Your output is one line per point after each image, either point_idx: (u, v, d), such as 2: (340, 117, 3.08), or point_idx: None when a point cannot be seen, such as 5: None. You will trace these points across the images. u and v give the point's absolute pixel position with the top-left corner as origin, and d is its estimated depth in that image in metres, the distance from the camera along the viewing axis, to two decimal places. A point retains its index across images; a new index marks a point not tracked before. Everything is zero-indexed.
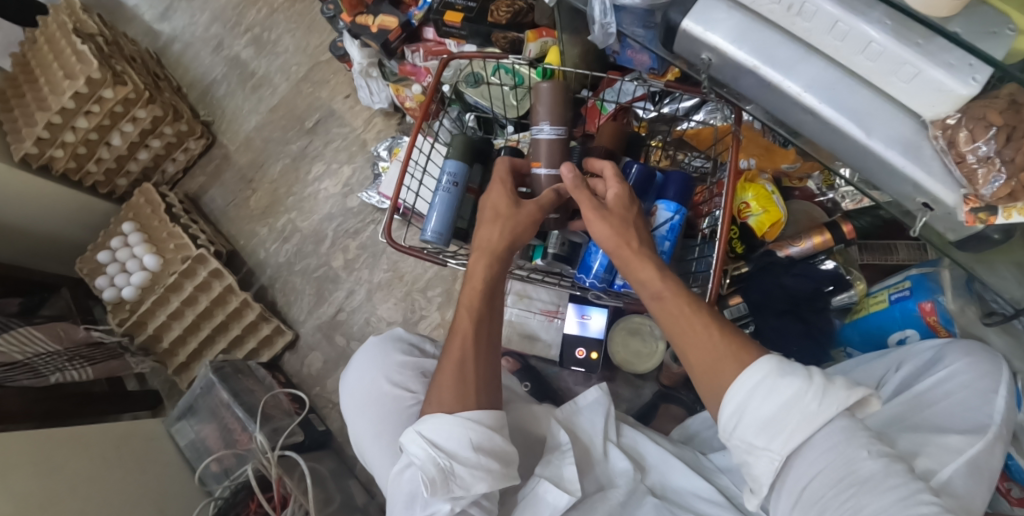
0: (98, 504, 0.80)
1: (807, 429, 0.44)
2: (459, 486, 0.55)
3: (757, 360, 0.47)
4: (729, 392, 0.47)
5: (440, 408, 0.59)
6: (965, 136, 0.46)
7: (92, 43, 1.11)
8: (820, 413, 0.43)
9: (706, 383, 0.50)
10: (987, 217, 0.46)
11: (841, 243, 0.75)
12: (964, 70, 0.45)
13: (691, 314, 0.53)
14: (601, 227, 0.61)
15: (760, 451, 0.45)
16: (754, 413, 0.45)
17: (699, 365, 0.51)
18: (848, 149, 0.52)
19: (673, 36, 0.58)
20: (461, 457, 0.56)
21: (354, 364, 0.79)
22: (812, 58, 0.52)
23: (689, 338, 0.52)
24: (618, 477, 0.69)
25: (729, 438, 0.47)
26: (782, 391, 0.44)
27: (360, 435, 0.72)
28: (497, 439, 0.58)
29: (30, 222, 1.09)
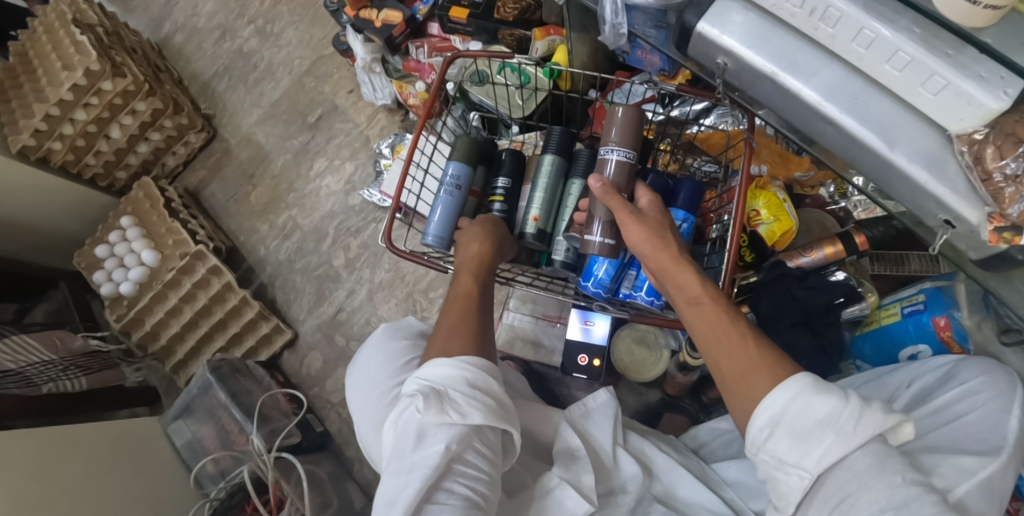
0: (92, 505, 0.79)
1: (842, 448, 0.43)
2: (454, 410, 0.54)
3: (793, 376, 0.46)
4: (760, 406, 0.46)
5: (442, 353, 0.59)
6: (992, 153, 0.43)
7: (91, 34, 1.10)
8: (857, 433, 0.43)
9: (736, 393, 0.49)
10: (1012, 237, 0.44)
11: (853, 255, 0.73)
12: (996, 83, 0.42)
13: (720, 322, 0.52)
14: (634, 230, 0.59)
15: (791, 468, 0.44)
16: (788, 431, 0.44)
17: (730, 373, 0.49)
18: (869, 162, 0.49)
19: (688, 39, 0.56)
20: (456, 386, 0.55)
21: (361, 354, 0.78)
22: (835, 66, 0.49)
23: (720, 346, 0.51)
24: (629, 483, 0.68)
25: (758, 452, 0.46)
26: (818, 409, 0.44)
27: (365, 425, 0.71)
28: (491, 382, 0.58)
29: (27, 216, 1.08)
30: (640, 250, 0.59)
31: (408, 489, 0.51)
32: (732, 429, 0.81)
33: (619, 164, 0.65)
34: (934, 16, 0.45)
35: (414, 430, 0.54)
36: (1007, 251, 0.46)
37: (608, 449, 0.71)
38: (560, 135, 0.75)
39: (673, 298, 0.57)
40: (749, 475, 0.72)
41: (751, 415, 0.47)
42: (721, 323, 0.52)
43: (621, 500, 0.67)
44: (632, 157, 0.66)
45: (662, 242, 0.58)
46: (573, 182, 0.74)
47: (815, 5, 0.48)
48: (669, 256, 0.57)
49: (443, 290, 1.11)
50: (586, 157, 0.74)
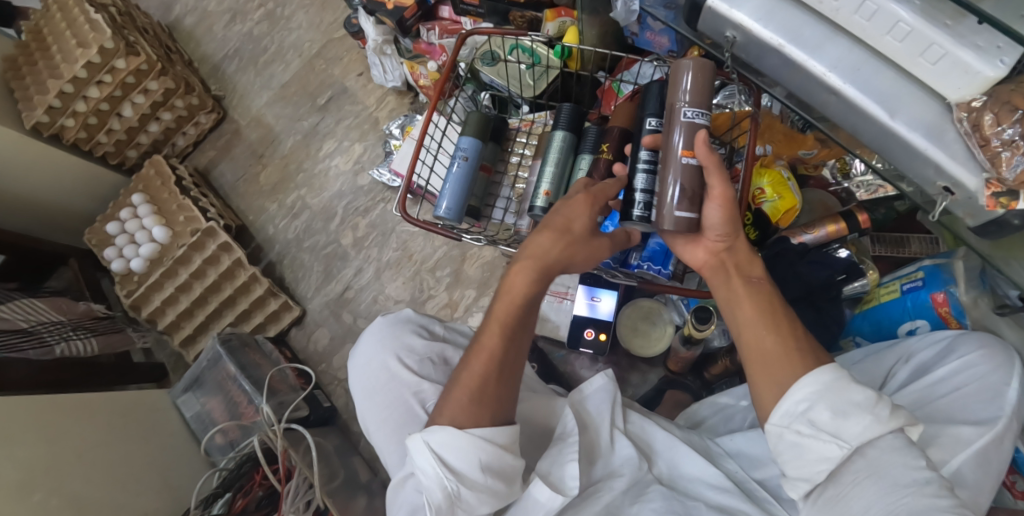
0: (102, 472, 0.80)
1: (877, 429, 0.49)
2: (464, 508, 0.57)
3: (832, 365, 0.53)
4: (800, 383, 0.52)
5: (453, 422, 0.58)
6: (990, 120, 0.45)
7: (105, 13, 1.11)
8: (890, 420, 0.49)
9: (764, 382, 0.55)
10: (1009, 202, 0.46)
11: (855, 233, 0.75)
12: (992, 52, 0.45)
13: (770, 311, 0.58)
14: (715, 209, 0.58)
15: (829, 437, 0.50)
16: (828, 407, 0.50)
17: (771, 353, 0.55)
18: (872, 132, 0.52)
19: (698, 14, 0.58)
20: (469, 478, 0.57)
21: (361, 344, 0.78)
22: (839, 39, 0.51)
23: (763, 334, 0.57)
24: (623, 466, 0.70)
25: (794, 422, 0.52)
26: (858, 393, 0.50)
27: (368, 417, 0.74)
28: (507, 458, 0.58)
29: (39, 192, 1.09)
30: (714, 230, 0.60)
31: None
32: (733, 404, 0.82)
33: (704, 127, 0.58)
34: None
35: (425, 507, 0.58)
36: (1002, 216, 0.48)
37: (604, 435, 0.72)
38: (570, 112, 0.77)
39: (727, 280, 0.61)
40: (750, 446, 0.75)
41: (795, 385, 0.52)
42: (772, 309, 0.58)
43: (616, 483, 0.69)
44: (705, 118, 0.58)
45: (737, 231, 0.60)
46: (582, 158, 0.76)
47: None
48: (738, 245, 0.61)
49: (450, 269, 1.13)
50: (594, 132, 0.76)
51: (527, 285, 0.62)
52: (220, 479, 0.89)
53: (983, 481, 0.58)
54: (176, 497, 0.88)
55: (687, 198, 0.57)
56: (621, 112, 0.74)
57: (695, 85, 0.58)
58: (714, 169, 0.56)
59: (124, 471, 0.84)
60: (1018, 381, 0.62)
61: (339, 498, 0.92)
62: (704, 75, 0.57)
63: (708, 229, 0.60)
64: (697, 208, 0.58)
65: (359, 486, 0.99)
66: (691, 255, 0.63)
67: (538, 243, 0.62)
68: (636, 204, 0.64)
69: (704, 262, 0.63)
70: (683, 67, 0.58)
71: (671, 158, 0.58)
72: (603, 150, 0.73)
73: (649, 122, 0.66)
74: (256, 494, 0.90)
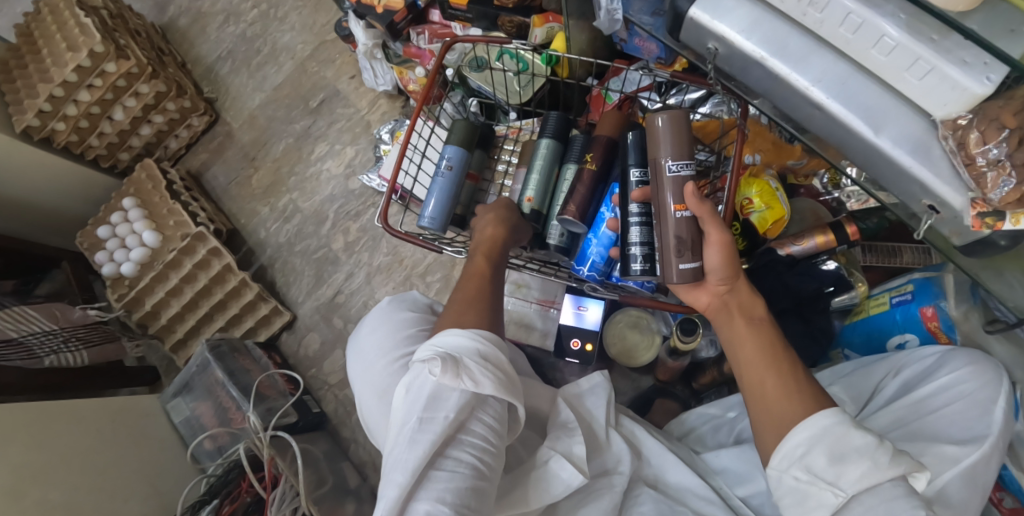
0: (90, 478, 0.80)
1: (876, 475, 0.48)
2: (468, 376, 0.55)
3: (831, 408, 0.52)
4: (800, 425, 0.52)
5: (454, 325, 0.60)
6: (976, 138, 0.43)
7: (95, 16, 1.10)
8: (890, 466, 0.48)
9: (768, 426, 0.55)
10: (994, 222, 0.45)
11: (844, 245, 0.72)
12: (978, 68, 0.42)
13: (772, 351, 0.58)
14: (714, 253, 0.61)
15: (825, 483, 0.49)
16: (826, 451, 0.50)
17: (773, 393, 0.55)
18: (857, 147, 0.49)
19: (680, 24, 0.55)
20: (470, 356, 0.57)
21: (363, 323, 0.78)
22: (823, 51, 0.49)
23: (764, 373, 0.57)
24: (620, 462, 0.69)
25: (791, 467, 0.51)
26: (857, 438, 0.50)
27: (364, 392, 0.70)
28: (502, 358, 0.59)
29: (30, 195, 1.09)
30: (715, 273, 0.62)
31: (416, 453, 0.50)
32: (721, 415, 0.82)
33: (689, 176, 0.61)
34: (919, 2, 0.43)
35: (425, 393, 0.54)
36: (989, 236, 0.47)
37: (601, 428, 0.72)
38: (557, 119, 0.77)
39: (730, 318, 0.62)
40: (738, 462, 0.73)
41: (794, 429, 0.52)
42: (773, 348, 0.58)
43: (615, 481, 0.68)
44: (689, 168, 0.61)
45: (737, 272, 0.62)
46: (569, 168, 0.75)
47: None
48: (739, 284, 0.62)
49: (441, 274, 1.13)
50: (581, 142, 0.75)
51: (498, 246, 0.69)
52: (207, 486, 0.89)
53: (968, 499, 0.58)
54: (165, 502, 0.88)
55: (684, 248, 0.61)
56: (606, 121, 0.73)
57: (672, 138, 0.61)
58: (708, 215, 0.59)
59: (113, 476, 0.84)
60: (1005, 399, 0.61)
61: (326, 504, 0.92)
62: (676, 128, 0.60)
63: (708, 273, 0.62)
64: (698, 256, 0.61)
65: (347, 492, 0.99)
66: (695, 298, 0.65)
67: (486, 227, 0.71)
68: (637, 259, 0.66)
69: (706, 304, 0.65)
70: (660, 118, 0.61)
71: (664, 212, 0.61)
72: (588, 162, 0.72)
73: (633, 173, 0.66)
74: (244, 501, 0.89)
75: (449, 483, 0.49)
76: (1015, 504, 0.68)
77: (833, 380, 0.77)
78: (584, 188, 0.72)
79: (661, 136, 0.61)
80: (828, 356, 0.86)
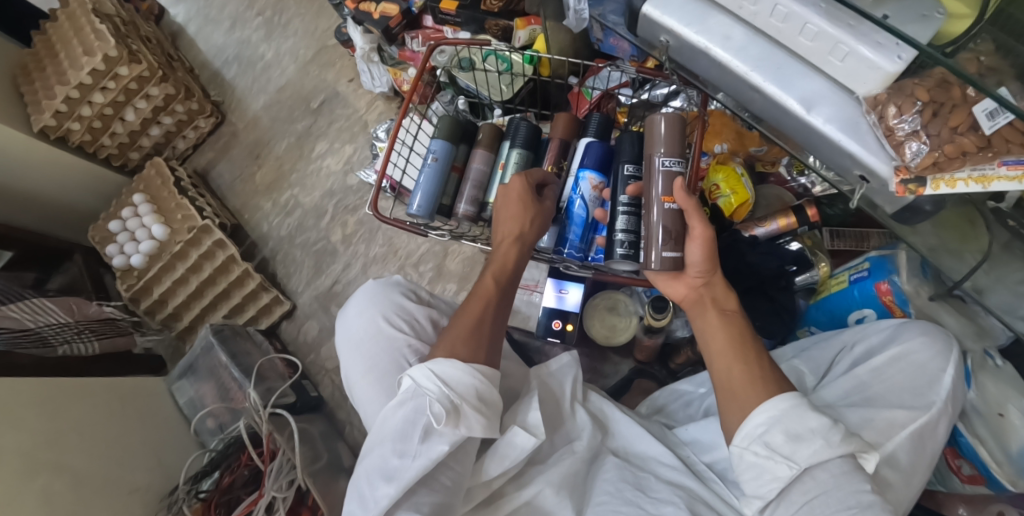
0: (101, 448, 0.85)
1: (828, 453, 0.52)
2: (464, 424, 0.58)
3: (782, 393, 0.56)
4: (761, 407, 0.56)
5: (452, 355, 0.63)
6: (893, 111, 0.47)
7: (110, 23, 1.17)
8: (840, 445, 0.52)
9: (730, 410, 0.59)
10: (916, 188, 0.49)
11: (806, 226, 0.78)
12: (891, 48, 0.46)
13: (740, 342, 0.61)
14: (695, 249, 0.64)
15: (782, 458, 0.53)
16: (783, 430, 0.54)
17: (739, 384, 0.59)
18: (793, 126, 0.53)
19: (636, 21, 0.60)
20: (469, 398, 0.60)
21: (352, 301, 0.81)
22: (760, 41, 0.53)
23: (734, 362, 0.60)
24: (581, 431, 0.76)
25: (750, 443, 0.55)
26: (812, 420, 0.54)
27: (350, 370, 0.76)
28: (498, 396, 0.63)
29: (45, 190, 1.16)
30: (695, 267, 0.65)
31: (410, 473, 0.56)
32: (692, 391, 0.87)
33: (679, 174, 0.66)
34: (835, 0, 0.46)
35: (421, 424, 0.58)
36: (914, 202, 0.52)
37: (567, 403, 0.77)
38: (526, 130, 0.81)
39: (703, 311, 0.65)
40: (704, 433, 0.79)
41: (756, 410, 0.56)
42: (742, 340, 0.62)
43: (576, 447, 0.73)
44: (681, 165, 0.67)
45: (712, 265, 0.65)
46: (513, 151, 0.81)
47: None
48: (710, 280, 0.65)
49: (432, 264, 1.18)
50: (524, 128, 0.81)
51: (516, 256, 0.73)
52: (209, 460, 0.95)
53: (914, 462, 0.62)
54: (169, 475, 0.93)
55: (672, 239, 0.65)
56: (558, 123, 0.82)
57: (668, 137, 0.67)
58: (693, 204, 0.63)
59: (124, 447, 0.88)
60: (954, 368, 0.67)
61: (320, 478, 0.97)
62: (675, 130, 0.66)
63: (687, 266, 0.65)
64: (680, 248, 0.66)
65: (341, 470, 1.04)
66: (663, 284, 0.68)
67: (508, 228, 0.73)
68: (622, 244, 0.72)
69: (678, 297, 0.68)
70: (661, 121, 0.66)
71: (653, 200, 0.66)
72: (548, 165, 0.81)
73: (626, 168, 0.73)
74: (242, 473, 0.93)
75: (429, 498, 0.56)
76: (973, 471, 0.71)
77: (794, 353, 0.81)
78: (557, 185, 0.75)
79: (659, 137, 0.67)
80: (794, 334, 0.89)
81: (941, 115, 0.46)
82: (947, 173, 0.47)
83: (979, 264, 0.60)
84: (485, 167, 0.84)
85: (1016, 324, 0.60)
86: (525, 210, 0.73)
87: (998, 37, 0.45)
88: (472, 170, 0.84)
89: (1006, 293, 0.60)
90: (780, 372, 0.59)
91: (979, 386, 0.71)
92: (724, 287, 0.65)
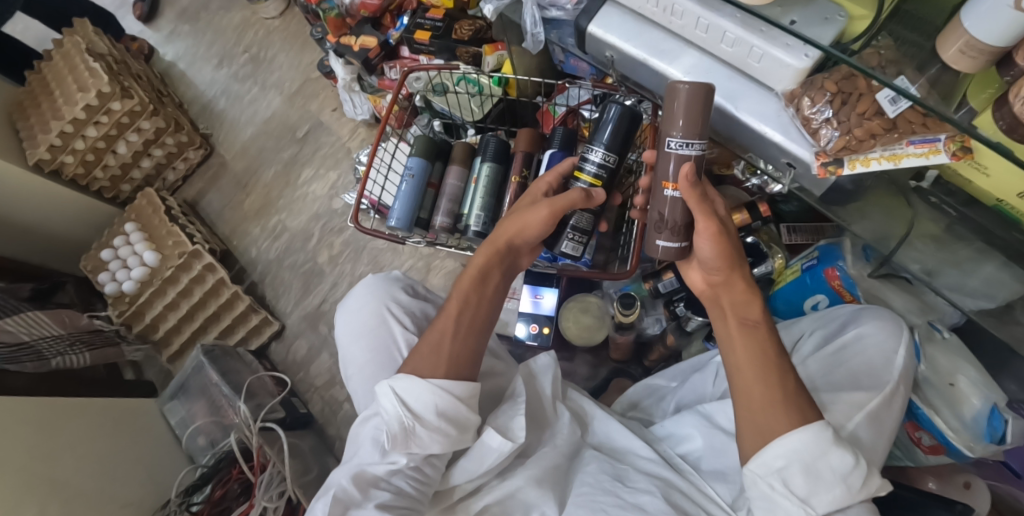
0: (94, 464, 0.87)
1: (846, 499, 0.52)
2: (417, 444, 0.60)
3: (810, 424, 0.53)
4: (783, 439, 0.53)
5: (411, 371, 0.62)
6: (807, 102, 0.54)
7: (103, 61, 1.23)
8: (857, 489, 0.52)
9: (750, 430, 0.56)
10: (835, 169, 0.55)
11: (758, 221, 0.84)
12: (798, 49, 0.52)
13: (763, 357, 0.58)
14: (706, 244, 0.60)
15: (800, 499, 0.52)
16: (803, 469, 0.52)
17: (757, 402, 0.56)
18: (726, 122, 0.61)
19: (584, 39, 0.67)
20: (427, 419, 0.60)
21: (352, 293, 0.84)
22: (690, 50, 0.61)
23: (753, 372, 0.57)
24: (562, 428, 0.76)
25: (767, 478, 0.53)
26: (836, 459, 0.52)
27: (348, 360, 0.79)
28: (464, 409, 0.62)
29: (38, 221, 1.20)
30: (708, 262, 0.62)
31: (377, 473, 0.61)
32: (665, 385, 0.91)
33: (694, 157, 0.57)
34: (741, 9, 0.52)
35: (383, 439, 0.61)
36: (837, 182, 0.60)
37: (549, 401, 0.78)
38: (496, 145, 0.87)
39: (724, 318, 0.62)
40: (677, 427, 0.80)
41: (776, 442, 0.53)
42: (764, 355, 0.58)
43: (558, 443, 0.74)
44: (699, 147, 0.57)
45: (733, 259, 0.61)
46: (485, 165, 0.87)
47: (664, 4, 0.58)
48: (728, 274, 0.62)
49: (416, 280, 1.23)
50: (494, 144, 0.88)
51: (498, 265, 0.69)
52: (200, 476, 0.97)
53: (875, 440, 0.64)
54: (160, 491, 0.95)
55: (673, 230, 0.61)
56: (521, 137, 0.87)
57: (688, 113, 0.56)
58: (696, 206, 0.57)
59: (117, 464, 0.91)
60: (905, 348, 0.71)
61: (310, 490, 0.99)
62: (696, 102, 0.55)
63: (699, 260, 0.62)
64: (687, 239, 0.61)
65: None
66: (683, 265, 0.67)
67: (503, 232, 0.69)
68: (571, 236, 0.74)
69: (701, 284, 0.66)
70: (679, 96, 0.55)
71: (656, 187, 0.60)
72: (512, 176, 0.86)
73: (594, 153, 0.71)
74: (233, 486, 0.96)
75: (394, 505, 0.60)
76: (932, 441, 0.76)
77: None
78: (544, 189, 0.71)
79: (679, 112, 0.56)
80: None
81: (849, 103, 0.53)
82: (861, 154, 0.53)
83: (905, 235, 0.66)
84: (459, 183, 0.91)
85: (964, 300, 0.66)
86: (521, 215, 0.68)
87: (898, 32, 0.52)
88: (448, 186, 0.90)
89: (954, 272, 0.66)
90: (805, 397, 0.56)
91: (931, 360, 0.76)
92: (746, 283, 0.62)
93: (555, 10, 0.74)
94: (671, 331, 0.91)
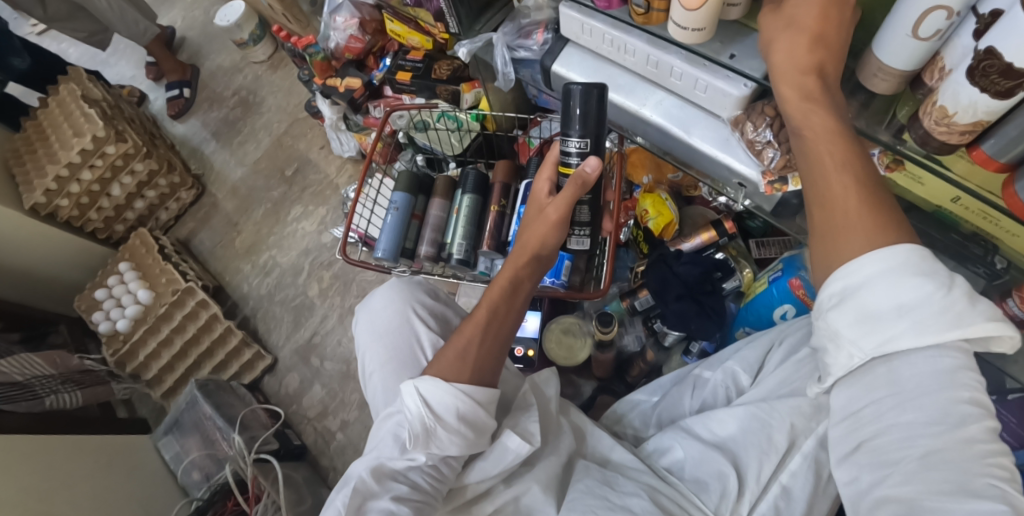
0: (90, 499, 0.88)
1: (914, 341, 0.40)
2: (437, 446, 0.59)
3: (892, 246, 0.42)
4: (844, 269, 0.44)
5: (438, 374, 0.61)
6: (750, 125, 0.60)
7: (97, 107, 1.27)
8: (938, 333, 0.39)
9: (824, 254, 0.46)
10: (780, 187, 0.61)
11: (724, 237, 0.91)
12: (738, 79, 0.58)
13: (853, 166, 0.46)
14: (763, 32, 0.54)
15: (845, 341, 0.43)
16: (857, 306, 0.42)
17: (837, 208, 0.46)
18: (682, 148, 0.66)
19: (550, 77, 0.74)
20: (448, 420, 0.59)
21: (374, 294, 0.82)
22: (644, 84, 0.67)
23: (831, 176, 0.47)
24: (563, 437, 0.74)
25: (822, 318, 0.46)
26: (909, 287, 0.40)
27: (369, 362, 0.77)
28: (483, 414, 0.61)
29: (34, 263, 1.22)
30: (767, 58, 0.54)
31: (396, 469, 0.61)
32: (646, 400, 0.94)
33: None
34: (683, 48, 0.59)
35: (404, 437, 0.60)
36: (784, 197, 0.66)
37: (553, 413, 0.75)
38: (475, 177, 0.93)
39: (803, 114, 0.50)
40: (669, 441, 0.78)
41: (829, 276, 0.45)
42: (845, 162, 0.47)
43: (557, 451, 0.72)
44: None
45: None
46: (465, 197, 0.92)
47: (618, 44, 0.64)
48: (801, 23, 0.50)
49: None
50: (473, 176, 0.93)
51: (516, 274, 0.67)
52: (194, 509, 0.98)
53: None
54: None
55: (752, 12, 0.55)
56: (500, 169, 0.93)
57: None
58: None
59: (114, 498, 0.92)
60: None
61: None
62: None
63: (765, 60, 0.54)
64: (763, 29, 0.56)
65: None
66: None
67: (531, 236, 0.68)
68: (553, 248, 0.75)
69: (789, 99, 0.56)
70: None
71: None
72: (492, 205, 0.91)
73: (573, 144, 0.66)
74: None
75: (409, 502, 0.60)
76: None
77: (728, 355, 0.86)
78: (546, 189, 0.71)
79: None
80: (734, 337, 0.97)
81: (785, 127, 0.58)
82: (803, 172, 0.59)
83: None
84: (442, 213, 0.96)
85: None
86: (541, 220, 0.68)
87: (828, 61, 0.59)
88: (431, 216, 0.95)
89: None
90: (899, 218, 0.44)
91: None
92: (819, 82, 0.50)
93: (523, 51, 0.80)
94: (650, 346, 0.98)
